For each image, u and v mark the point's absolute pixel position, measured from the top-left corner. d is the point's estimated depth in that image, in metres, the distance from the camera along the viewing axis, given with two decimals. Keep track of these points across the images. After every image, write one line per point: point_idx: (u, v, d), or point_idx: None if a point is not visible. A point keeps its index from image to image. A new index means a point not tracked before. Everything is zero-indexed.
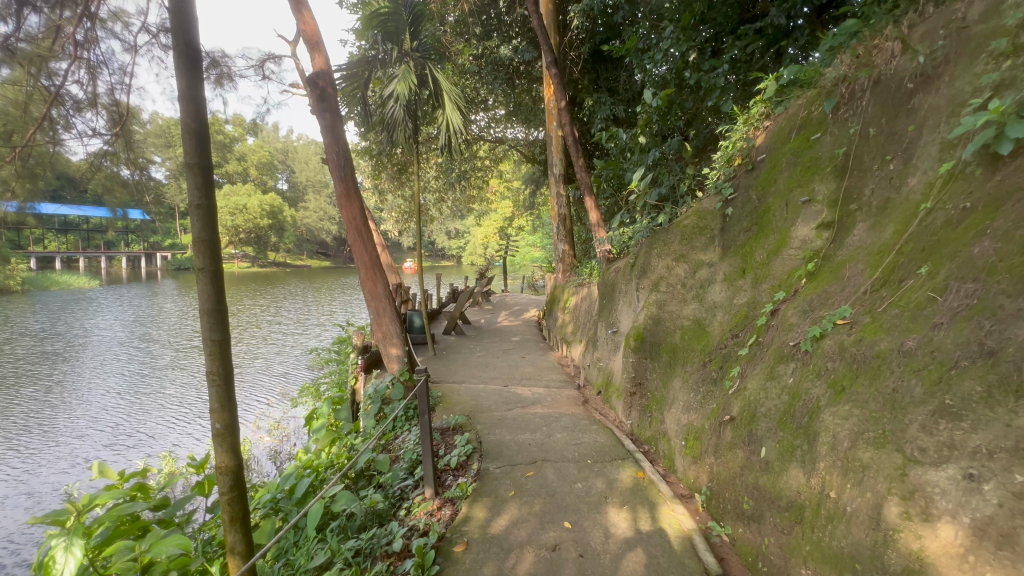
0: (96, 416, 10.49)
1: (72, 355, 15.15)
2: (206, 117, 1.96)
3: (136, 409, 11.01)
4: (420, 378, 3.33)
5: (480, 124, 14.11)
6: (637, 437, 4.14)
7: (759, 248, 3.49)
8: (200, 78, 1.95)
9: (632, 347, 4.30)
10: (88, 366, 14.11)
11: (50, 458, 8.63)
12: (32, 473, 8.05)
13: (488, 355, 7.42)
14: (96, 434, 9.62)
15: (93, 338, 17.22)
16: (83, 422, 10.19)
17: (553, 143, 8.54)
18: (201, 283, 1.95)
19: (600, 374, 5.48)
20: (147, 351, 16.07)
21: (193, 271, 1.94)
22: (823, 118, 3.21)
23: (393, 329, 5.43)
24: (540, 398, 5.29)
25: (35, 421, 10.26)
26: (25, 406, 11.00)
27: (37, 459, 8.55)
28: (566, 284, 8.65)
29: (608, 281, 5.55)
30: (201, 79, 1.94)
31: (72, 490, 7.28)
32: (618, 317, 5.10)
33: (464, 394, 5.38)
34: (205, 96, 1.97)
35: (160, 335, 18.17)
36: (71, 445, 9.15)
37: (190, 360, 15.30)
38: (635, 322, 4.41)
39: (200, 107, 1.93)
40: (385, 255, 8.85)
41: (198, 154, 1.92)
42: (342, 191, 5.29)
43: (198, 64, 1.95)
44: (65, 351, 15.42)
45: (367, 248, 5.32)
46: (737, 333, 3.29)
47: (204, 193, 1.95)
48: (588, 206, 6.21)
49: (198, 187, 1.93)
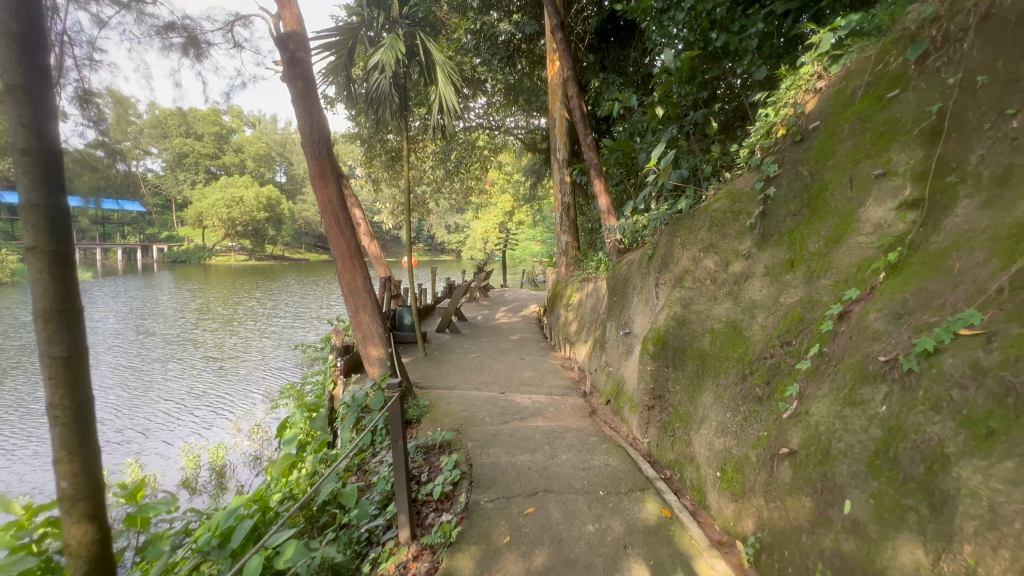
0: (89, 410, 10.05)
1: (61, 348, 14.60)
2: (39, 24, 1.33)
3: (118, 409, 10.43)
4: (393, 397, 2.64)
5: (479, 110, 13.45)
6: (657, 460, 3.50)
7: (813, 236, 2.84)
8: None
9: (651, 352, 3.66)
10: None
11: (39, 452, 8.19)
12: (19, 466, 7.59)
13: (482, 356, 6.79)
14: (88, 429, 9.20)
15: None
16: None
17: (557, 125, 7.85)
18: (35, 271, 1.29)
19: (609, 381, 4.86)
20: (141, 343, 15.63)
21: (22, 253, 1.29)
22: (904, 70, 2.55)
23: (376, 328, 4.73)
24: (542, 408, 4.64)
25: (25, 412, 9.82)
26: None
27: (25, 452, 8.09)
28: (569, 278, 8.00)
29: (618, 275, 4.89)
30: None
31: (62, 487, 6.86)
32: (632, 315, 4.44)
33: (455, 403, 4.75)
34: None
35: (154, 327, 17.70)
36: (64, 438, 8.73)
37: (184, 353, 14.83)
38: (655, 323, 3.76)
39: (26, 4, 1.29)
40: (373, 245, 8.17)
41: (27, 74, 1.28)
42: (316, 170, 4.59)
43: None
44: None
45: (346, 235, 4.62)
46: (788, 341, 2.64)
47: (36, 132, 1.29)
48: (597, 191, 5.51)
49: (24, 122, 1.28)
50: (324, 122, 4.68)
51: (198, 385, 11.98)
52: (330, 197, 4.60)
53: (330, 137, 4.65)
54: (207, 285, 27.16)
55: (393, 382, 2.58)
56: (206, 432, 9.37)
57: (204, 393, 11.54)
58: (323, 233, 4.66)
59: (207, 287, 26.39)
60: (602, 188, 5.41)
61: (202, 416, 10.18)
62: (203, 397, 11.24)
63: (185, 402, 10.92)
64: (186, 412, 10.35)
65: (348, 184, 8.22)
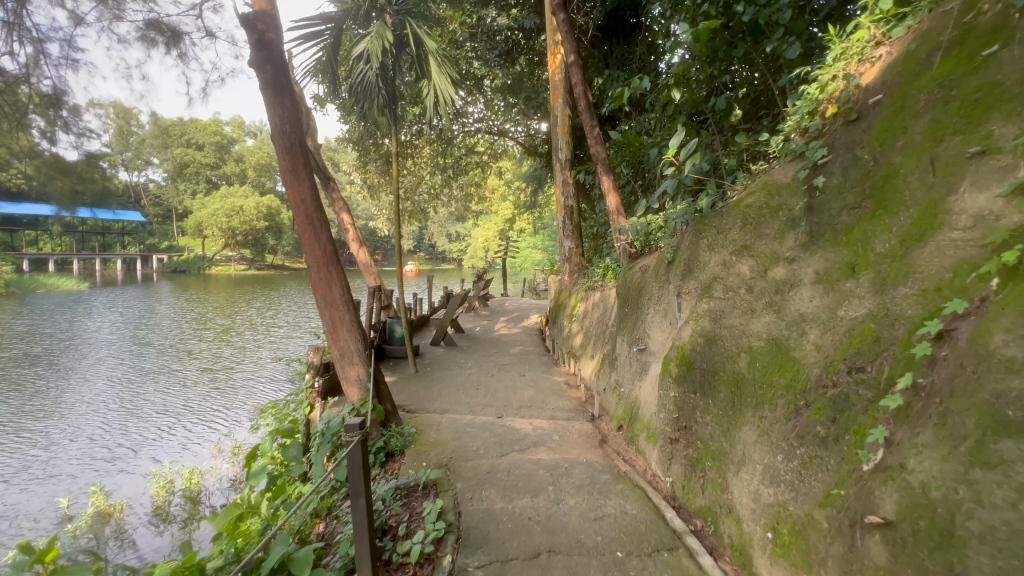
0: (82, 430, 9.74)
1: (46, 362, 14.12)
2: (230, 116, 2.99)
3: (92, 429, 9.83)
4: (352, 441, 2.02)
5: (477, 114, 13.00)
6: (684, 506, 2.91)
7: (882, 234, 2.29)
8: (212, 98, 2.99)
9: (674, 374, 3.08)
10: (75, 373, 13.32)
11: (29, 477, 7.88)
12: (9, 494, 7.31)
13: (479, 372, 6.22)
14: (79, 450, 8.86)
15: (83, 341, 16.40)
16: (68, 436, 9.44)
17: (559, 123, 7.36)
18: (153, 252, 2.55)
19: (621, 404, 4.28)
20: (138, 355, 15.27)
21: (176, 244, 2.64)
22: (1003, 21, 2.00)
23: (355, 343, 4.14)
24: (544, 436, 4.05)
25: (16, 433, 9.51)
26: (8, 418, 10.25)
27: (16, 479, 7.80)
28: (572, 287, 7.43)
29: (630, 283, 4.33)
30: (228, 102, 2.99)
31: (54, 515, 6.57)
32: (649, 330, 3.87)
33: (445, 429, 4.17)
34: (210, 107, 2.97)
35: (152, 338, 17.35)
36: (56, 462, 8.42)
37: (180, 363, 14.45)
38: (677, 339, 3.20)
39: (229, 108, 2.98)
40: (362, 252, 7.63)
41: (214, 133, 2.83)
42: (288, 166, 4.05)
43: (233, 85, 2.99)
44: (52, 356, 14.66)
45: (322, 238, 4.07)
46: (859, 367, 2.07)
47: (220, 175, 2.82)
48: (605, 188, 4.88)
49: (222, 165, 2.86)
50: (296, 113, 4.14)
51: (180, 400, 11.34)
52: (303, 196, 4.06)
53: (303, 129, 4.12)
54: (204, 294, 26.73)
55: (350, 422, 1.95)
56: (182, 453, 8.71)
57: (185, 407, 10.88)
58: (296, 236, 4.11)
59: (204, 297, 25.96)
60: (611, 184, 4.79)
61: (180, 433, 9.53)
62: (184, 413, 10.60)
63: (164, 418, 10.28)
64: (163, 430, 9.69)
65: (337, 188, 7.70)
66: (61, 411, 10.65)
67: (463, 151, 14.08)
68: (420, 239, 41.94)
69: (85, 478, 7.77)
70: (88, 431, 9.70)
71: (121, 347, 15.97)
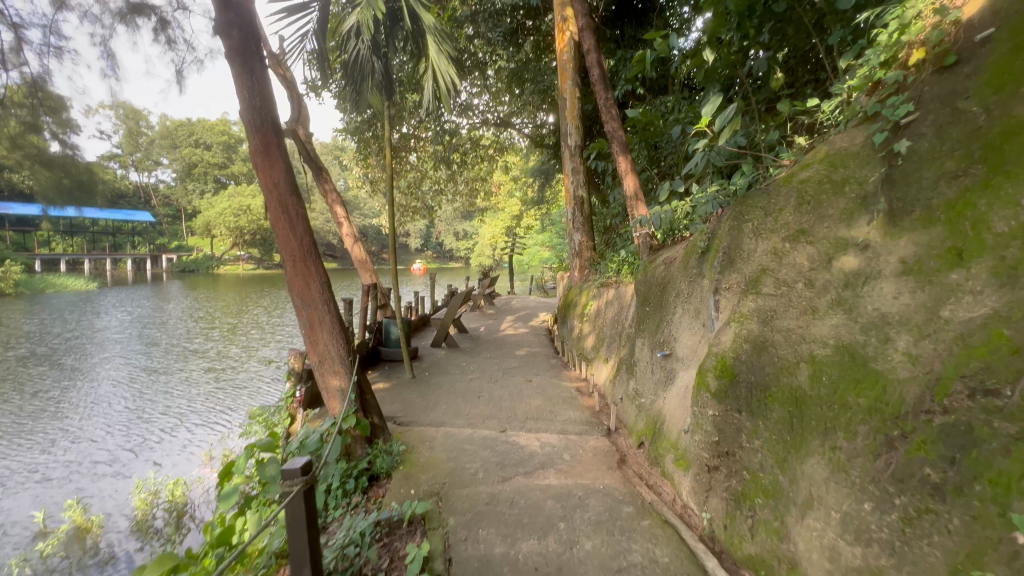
0: (80, 430, 9.42)
1: (46, 362, 13.88)
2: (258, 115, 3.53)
3: (82, 430, 9.45)
4: (293, 490, 1.53)
5: (482, 105, 12.45)
6: (727, 551, 2.37)
7: (1004, 211, 1.71)
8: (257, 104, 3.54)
9: (712, 389, 2.53)
10: (79, 371, 13.11)
11: (20, 481, 7.53)
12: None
13: (482, 377, 5.70)
14: (74, 452, 8.51)
15: (90, 340, 16.23)
16: (65, 437, 9.11)
17: (567, 106, 6.79)
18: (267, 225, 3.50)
19: (643, 417, 3.73)
20: (144, 353, 15.05)
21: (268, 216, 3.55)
22: None
23: (336, 348, 3.62)
24: (553, 455, 3.51)
25: (14, 433, 9.24)
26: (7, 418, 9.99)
27: (7, 483, 7.46)
28: (583, 284, 6.87)
29: (652, 277, 3.77)
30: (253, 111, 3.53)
31: (36, 525, 6.19)
32: (676, 331, 3.31)
33: (441, 446, 3.64)
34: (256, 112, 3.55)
35: (158, 336, 17.15)
36: (50, 464, 8.09)
37: (184, 362, 14.17)
38: (714, 346, 2.63)
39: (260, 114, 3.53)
40: (357, 248, 7.11)
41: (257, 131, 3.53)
42: (258, 146, 3.54)
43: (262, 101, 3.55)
44: (58, 355, 14.48)
45: (298, 230, 3.58)
46: (990, 390, 1.51)
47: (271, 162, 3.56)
48: (621, 171, 4.23)
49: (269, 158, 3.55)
50: (269, 86, 3.64)
51: (177, 401, 10.95)
52: (277, 180, 3.56)
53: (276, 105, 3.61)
54: (211, 293, 26.55)
55: (287, 470, 1.46)
56: (173, 458, 8.27)
57: (181, 408, 10.47)
58: (269, 225, 3.60)
59: (211, 296, 25.75)
60: (628, 166, 4.17)
61: (173, 436, 9.10)
62: (180, 413, 10.18)
63: (158, 420, 9.87)
64: (156, 432, 9.28)
65: (329, 178, 7.18)
66: (62, 411, 10.37)
67: (467, 143, 13.56)
68: (427, 237, 41.52)
69: (69, 485, 7.35)
70: (80, 432, 9.34)
71: (125, 346, 15.73)
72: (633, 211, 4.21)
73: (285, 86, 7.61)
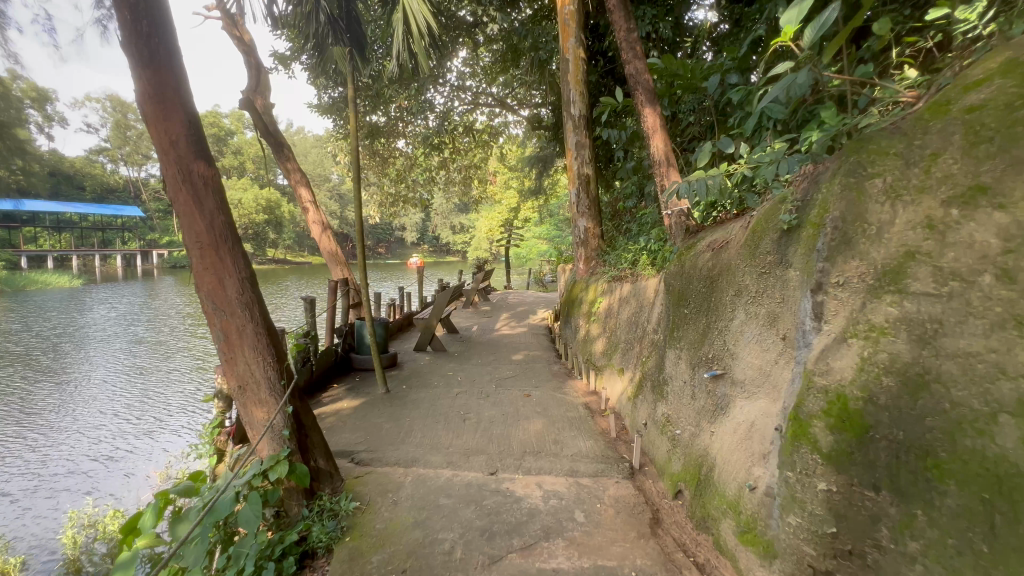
0: (33, 436, 8.40)
1: (19, 360, 12.92)
2: (147, 50, 2.49)
3: (44, 435, 8.48)
4: None
5: (475, 85, 11.39)
6: None
7: None
8: (148, 32, 2.50)
9: (824, 449, 1.55)
10: (48, 372, 12.10)
11: None
12: None
13: (471, 390, 4.73)
14: (19, 464, 7.47)
15: (68, 338, 15.28)
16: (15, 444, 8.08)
17: (570, 69, 5.85)
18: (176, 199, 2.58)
19: (681, 457, 2.78)
20: (122, 351, 14.05)
21: (171, 190, 2.58)
22: None
23: (262, 369, 2.63)
24: (560, 516, 2.54)
25: None
26: None
27: None
28: (589, 277, 5.89)
29: (691, 268, 2.78)
30: (139, 42, 2.48)
31: None
32: (734, 345, 2.35)
33: (403, 503, 2.65)
34: (146, 45, 2.50)
35: (141, 334, 16.17)
36: None
37: (163, 360, 13.16)
38: (818, 377, 1.65)
39: (153, 48, 2.50)
40: (326, 238, 6.10)
41: (149, 72, 2.50)
42: (145, 87, 2.50)
43: (152, 27, 2.50)
44: (29, 354, 13.50)
45: (213, 208, 2.61)
46: None
47: (172, 118, 2.55)
48: (649, 127, 3.21)
49: (169, 111, 2.55)
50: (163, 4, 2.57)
51: (155, 403, 9.96)
52: (176, 138, 2.55)
53: (173, 31, 2.56)
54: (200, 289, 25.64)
55: None
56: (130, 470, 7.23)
57: (151, 412, 9.46)
58: (169, 200, 2.61)
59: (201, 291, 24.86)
60: (657, 121, 3.20)
61: (144, 443, 8.12)
62: (155, 416, 9.21)
63: (130, 424, 8.90)
64: (126, 437, 8.31)
65: (292, 156, 6.17)
66: (20, 415, 9.36)
67: (460, 127, 12.50)
68: (423, 232, 40.55)
69: (12, 502, 6.36)
70: (42, 436, 8.39)
71: (104, 344, 14.76)
72: (661, 179, 3.26)
73: (243, 52, 6.54)
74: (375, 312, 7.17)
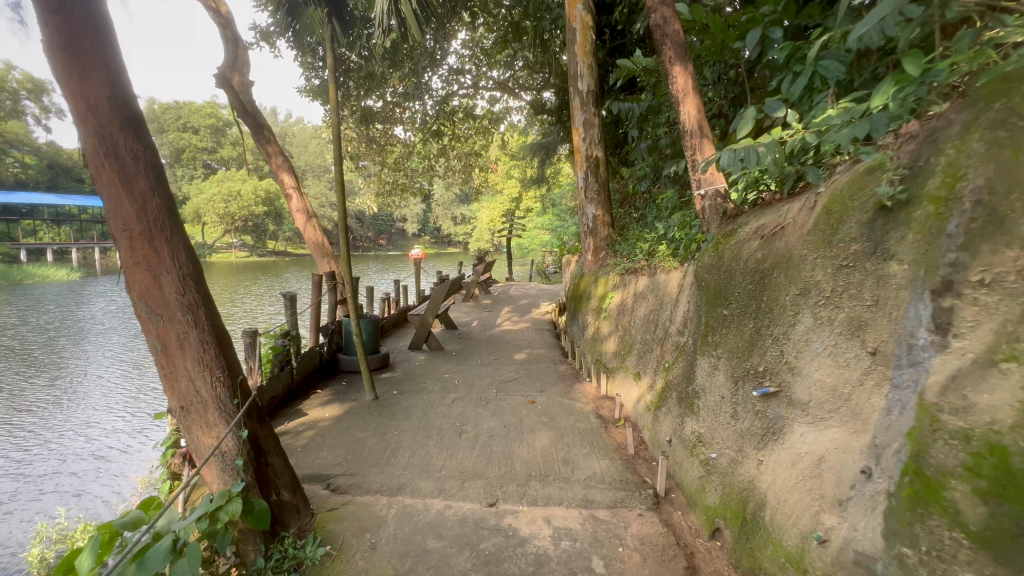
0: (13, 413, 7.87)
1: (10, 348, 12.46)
2: None
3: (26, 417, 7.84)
4: None
5: (475, 68, 10.77)
6: None
7: None
8: None
9: (970, 524, 1.07)
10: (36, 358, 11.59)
11: None
12: None
13: (469, 396, 4.27)
14: None
15: (62, 327, 14.84)
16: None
17: (577, 39, 5.30)
18: (103, 180, 2.08)
19: (718, 486, 2.30)
20: (115, 340, 13.57)
21: (95, 168, 2.08)
22: None
23: (209, 386, 2.15)
24: (574, 565, 2.07)
25: None
26: None
27: None
28: (598, 269, 5.41)
29: (733, 257, 2.28)
30: None
31: None
32: (793, 358, 1.87)
33: (383, 546, 2.19)
34: None
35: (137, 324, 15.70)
36: None
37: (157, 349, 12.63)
38: (953, 417, 1.16)
39: None
40: (310, 228, 5.63)
41: (56, 14, 1.94)
42: (49, 32, 1.96)
43: None
44: (20, 341, 13.05)
45: (149, 190, 2.11)
46: None
47: (91, 75, 2.01)
48: (681, 91, 2.76)
49: (86, 66, 2.00)
50: None
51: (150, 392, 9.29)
52: (97, 101, 2.03)
53: None
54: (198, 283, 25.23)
55: None
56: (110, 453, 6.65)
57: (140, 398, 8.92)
58: (90, 180, 2.10)
59: None
60: (689, 84, 2.76)
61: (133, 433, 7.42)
62: (148, 406, 8.54)
63: (118, 405, 8.36)
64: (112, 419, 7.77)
65: (273, 138, 5.66)
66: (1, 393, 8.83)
67: (460, 112, 11.90)
68: (425, 223, 39.95)
69: None
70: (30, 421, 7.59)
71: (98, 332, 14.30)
72: (693, 154, 2.80)
73: (219, 25, 5.97)
74: (368, 308, 6.69)
